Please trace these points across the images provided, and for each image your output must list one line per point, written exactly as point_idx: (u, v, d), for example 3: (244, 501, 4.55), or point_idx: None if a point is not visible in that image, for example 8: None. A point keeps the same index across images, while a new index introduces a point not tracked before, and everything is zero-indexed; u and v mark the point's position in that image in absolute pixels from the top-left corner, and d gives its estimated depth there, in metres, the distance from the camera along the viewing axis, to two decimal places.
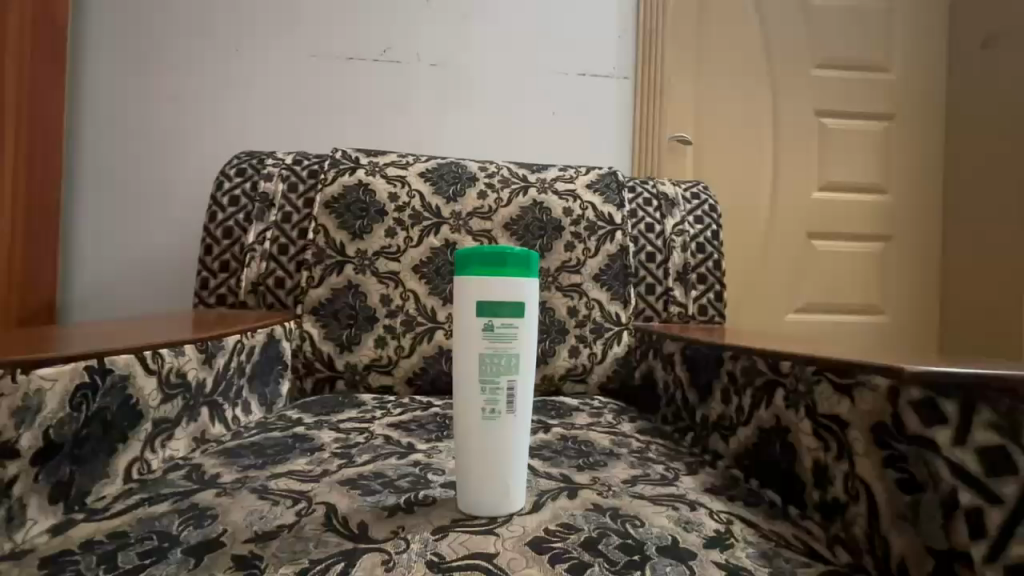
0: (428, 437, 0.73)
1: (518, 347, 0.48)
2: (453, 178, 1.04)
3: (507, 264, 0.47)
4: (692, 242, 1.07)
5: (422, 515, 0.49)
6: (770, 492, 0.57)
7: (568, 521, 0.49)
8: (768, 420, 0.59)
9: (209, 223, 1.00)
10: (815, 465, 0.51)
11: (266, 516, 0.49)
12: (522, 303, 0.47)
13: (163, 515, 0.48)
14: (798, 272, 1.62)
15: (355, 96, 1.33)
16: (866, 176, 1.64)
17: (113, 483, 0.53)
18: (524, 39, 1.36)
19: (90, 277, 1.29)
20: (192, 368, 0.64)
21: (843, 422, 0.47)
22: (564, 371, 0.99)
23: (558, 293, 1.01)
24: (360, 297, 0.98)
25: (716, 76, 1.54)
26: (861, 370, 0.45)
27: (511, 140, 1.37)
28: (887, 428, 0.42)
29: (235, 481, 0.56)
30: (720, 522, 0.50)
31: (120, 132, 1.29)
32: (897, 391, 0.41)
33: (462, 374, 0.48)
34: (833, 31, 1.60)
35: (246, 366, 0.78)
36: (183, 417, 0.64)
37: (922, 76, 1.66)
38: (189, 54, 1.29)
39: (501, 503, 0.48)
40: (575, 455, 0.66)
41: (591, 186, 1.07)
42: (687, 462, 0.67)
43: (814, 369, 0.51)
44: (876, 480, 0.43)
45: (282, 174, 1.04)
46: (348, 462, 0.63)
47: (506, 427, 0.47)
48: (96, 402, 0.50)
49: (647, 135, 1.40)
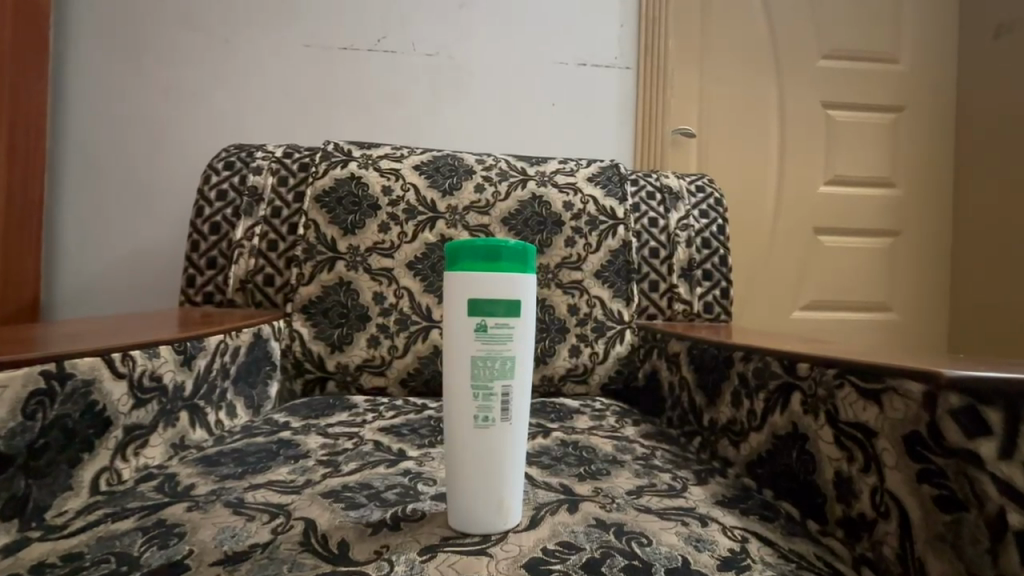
0: (421, 443, 0.69)
1: (514, 349, 0.44)
2: (449, 171, 1.00)
3: (501, 259, 0.43)
4: (697, 237, 1.03)
5: (409, 533, 0.45)
6: (787, 505, 0.53)
7: (568, 539, 0.45)
8: (785, 425, 0.55)
9: (195, 217, 0.96)
10: (838, 476, 0.47)
11: (238, 534, 0.45)
12: (518, 302, 0.43)
13: (126, 534, 0.44)
14: (805, 268, 1.58)
15: (347, 87, 1.29)
16: (875, 169, 1.60)
17: (77, 497, 0.49)
18: (523, 29, 1.32)
19: (77, 275, 1.25)
20: (169, 370, 0.60)
21: (870, 432, 0.43)
22: (564, 372, 0.95)
23: (558, 291, 0.97)
24: (352, 295, 0.94)
25: (722, 66, 1.50)
26: (891, 374, 0.41)
27: (510, 133, 1.33)
28: (920, 438, 0.38)
29: (210, 493, 0.53)
30: (734, 539, 0.46)
31: (105, 124, 1.24)
32: (934, 398, 0.37)
33: (452, 379, 0.44)
34: (841, 20, 1.55)
35: (230, 367, 0.74)
36: (158, 424, 0.60)
37: (931, 67, 1.62)
38: (177, 43, 1.25)
39: (497, 520, 0.44)
40: (576, 463, 0.62)
41: (592, 179, 1.03)
42: (696, 469, 0.63)
43: (836, 373, 0.47)
44: (909, 496, 0.39)
45: (272, 167, 1.00)
46: (334, 471, 0.59)
47: (501, 437, 0.43)
48: (54, 409, 0.46)
49: (652, 127, 1.36)
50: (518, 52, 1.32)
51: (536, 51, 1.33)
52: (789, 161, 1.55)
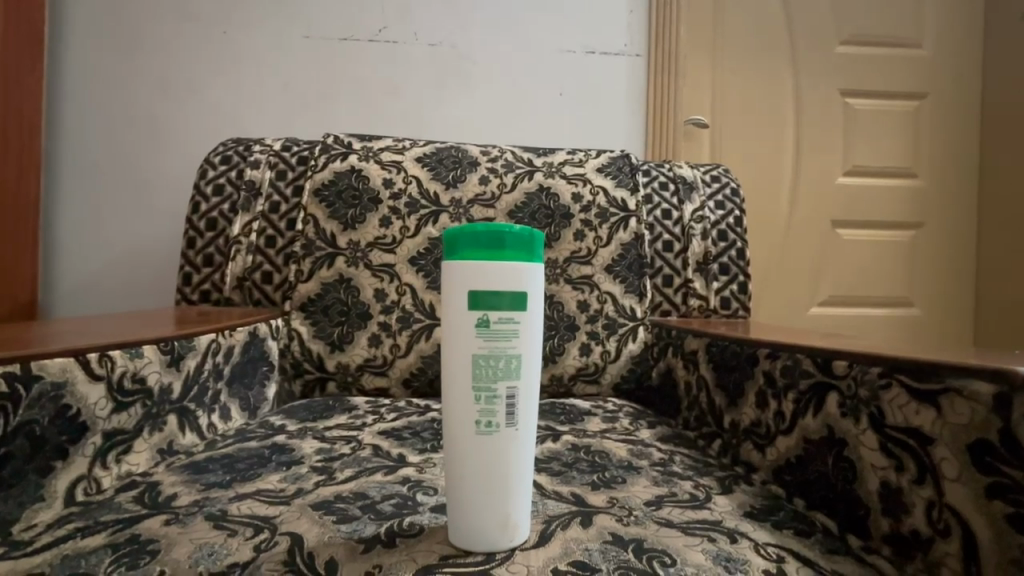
0: (421, 448, 0.65)
1: (519, 347, 0.39)
2: (453, 163, 0.96)
3: (505, 246, 0.39)
4: (713, 229, 0.97)
5: (406, 552, 0.41)
6: (823, 517, 0.50)
7: (582, 558, 0.41)
8: (819, 429, 0.51)
9: (191, 213, 0.92)
10: (885, 488, 0.44)
11: (217, 552, 0.41)
12: (524, 294, 0.39)
13: (94, 551, 0.41)
14: (823, 262, 1.52)
15: (348, 79, 1.25)
16: (896, 160, 1.54)
17: (48, 509, 0.46)
18: (528, 16, 1.28)
19: (74, 272, 1.22)
20: (154, 372, 0.56)
21: (925, 438, 0.40)
22: (574, 371, 0.91)
23: (568, 287, 0.93)
24: (352, 292, 0.90)
25: (735, 54, 1.44)
26: (953, 375, 0.38)
27: (514, 124, 1.28)
28: (994, 448, 0.35)
29: (192, 504, 0.49)
30: (768, 558, 0.42)
31: (104, 120, 1.21)
32: (1007, 400, 0.35)
33: (450, 381, 0.40)
34: (859, 5, 1.49)
35: (223, 368, 0.69)
36: (143, 427, 0.56)
37: (953, 53, 1.55)
38: (174, 36, 1.22)
39: (502, 537, 0.40)
40: (588, 469, 0.58)
41: (602, 170, 0.99)
42: (719, 476, 0.58)
43: (881, 373, 0.44)
44: (975, 512, 0.36)
45: (269, 161, 0.96)
46: (327, 479, 0.55)
47: (506, 445, 0.39)
48: (19, 415, 0.42)
49: (663, 115, 1.31)
50: (525, 41, 1.28)
51: (542, 40, 1.28)
52: (807, 152, 1.49)
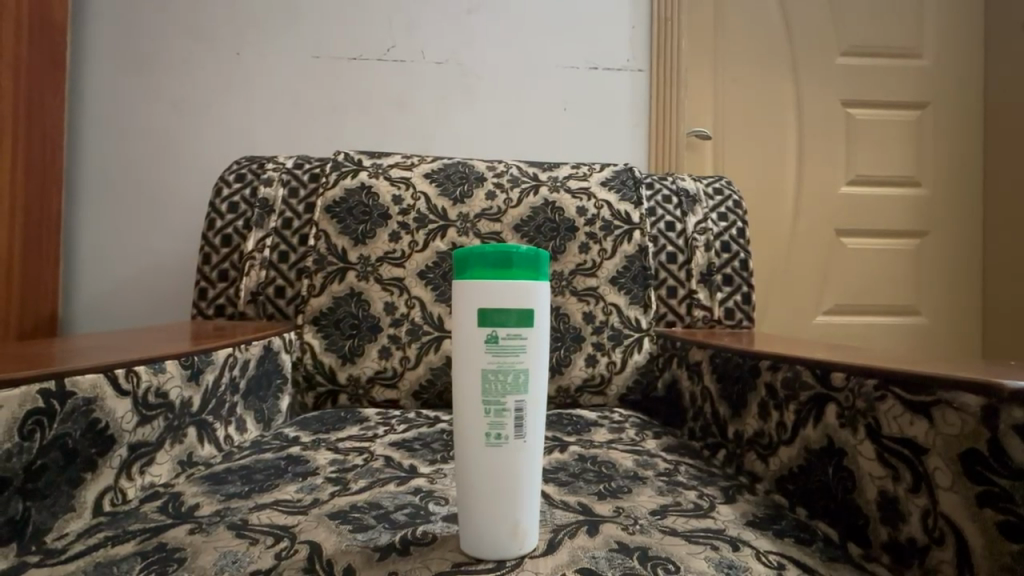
0: (432, 459, 0.66)
1: (526, 361, 0.41)
2: (460, 179, 0.98)
3: (513, 266, 0.41)
4: (716, 240, 0.99)
5: (420, 560, 0.43)
6: (824, 526, 0.51)
7: (588, 565, 0.43)
8: (820, 439, 0.52)
9: (206, 229, 0.95)
10: (883, 496, 0.45)
11: (240, 559, 0.43)
12: (530, 311, 0.41)
13: (125, 559, 0.43)
14: (827, 270, 1.53)
15: (355, 95, 1.28)
16: (898, 168, 1.55)
17: (79, 518, 0.48)
18: (529, 29, 1.30)
19: (91, 287, 1.25)
20: (175, 386, 0.58)
21: (918, 448, 0.42)
22: (580, 382, 0.92)
23: (574, 298, 0.95)
24: (363, 306, 0.92)
25: (736, 67, 1.47)
26: (944, 387, 0.40)
27: (516, 137, 1.31)
28: (984, 458, 0.37)
29: (214, 514, 0.51)
30: (769, 566, 0.44)
31: (123, 137, 1.25)
32: (995, 412, 0.36)
33: (460, 393, 0.42)
34: (859, 17, 1.51)
35: (240, 382, 0.72)
36: (165, 440, 0.58)
37: (955, 61, 1.57)
38: (190, 55, 1.25)
39: (510, 544, 0.41)
40: (595, 479, 0.59)
41: (606, 183, 1.01)
42: (723, 486, 0.60)
43: (877, 385, 0.46)
44: (969, 521, 0.38)
45: (282, 179, 0.99)
46: (342, 489, 0.57)
47: (515, 454, 0.41)
48: (54, 428, 0.45)
49: (665, 128, 1.33)
50: (526, 53, 1.30)
51: (545, 54, 1.31)
52: (809, 162, 1.51)
